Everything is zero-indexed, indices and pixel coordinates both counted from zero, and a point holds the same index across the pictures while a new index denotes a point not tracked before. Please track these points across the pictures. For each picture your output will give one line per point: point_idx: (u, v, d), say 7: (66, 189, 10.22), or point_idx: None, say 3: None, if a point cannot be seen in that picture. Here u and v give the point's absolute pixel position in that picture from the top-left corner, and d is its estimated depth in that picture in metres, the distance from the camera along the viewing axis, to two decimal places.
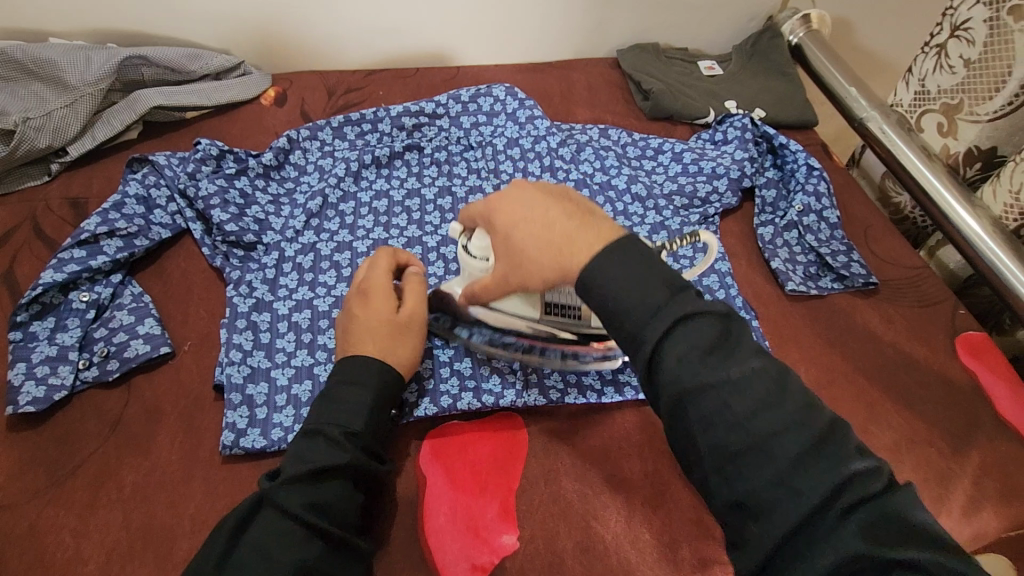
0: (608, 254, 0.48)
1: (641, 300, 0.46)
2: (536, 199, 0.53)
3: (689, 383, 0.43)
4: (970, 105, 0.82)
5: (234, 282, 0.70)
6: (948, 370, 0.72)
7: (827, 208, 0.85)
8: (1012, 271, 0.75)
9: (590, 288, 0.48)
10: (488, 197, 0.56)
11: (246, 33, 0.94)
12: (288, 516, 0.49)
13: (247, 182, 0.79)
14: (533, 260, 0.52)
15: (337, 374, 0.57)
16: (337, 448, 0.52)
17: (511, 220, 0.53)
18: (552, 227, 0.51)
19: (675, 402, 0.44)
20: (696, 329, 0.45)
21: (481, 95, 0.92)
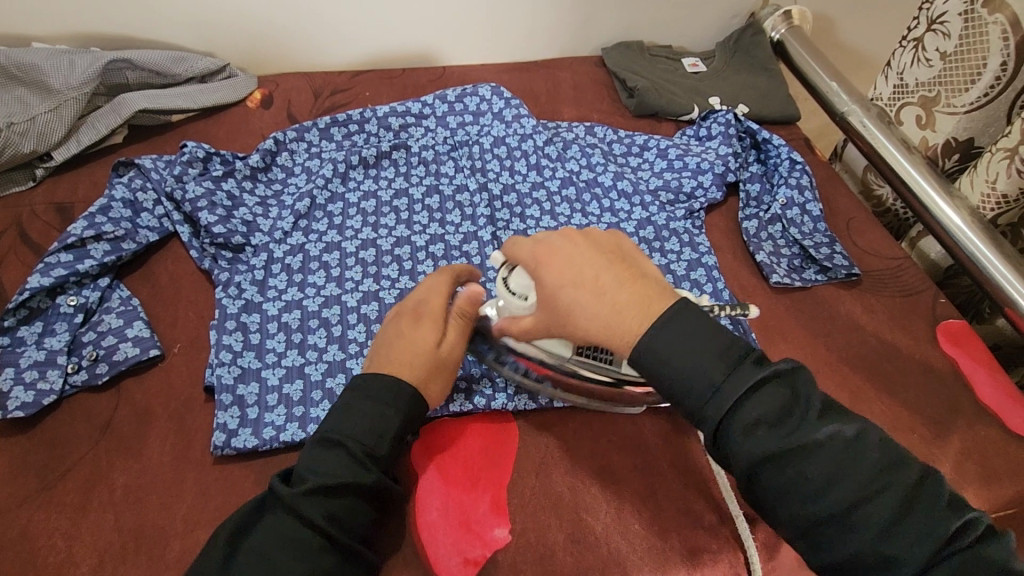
0: (662, 329, 0.48)
1: (700, 377, 0.47)
2: (584, 254, 0.54)
3: (760, 454, 0.45)
4: (948, 97, 0.83)
5: (223, 284, 0.70)
6: (929, 358, 0.73)
7: (810, 201, 0.86)
8: (990, 259, 0.77)
9: (648, 366, 0.49)
10: (536, 246, 0.56)
11: (231, 36, 0.94)
12: (305, 526, 0.49)
13: (234, 184, 0.79)
14: (581, 324, 0.52)
15: (361, 390, 0.56)
16: (361, 466, 0.52)
17: (561, 280, 0.53)
18: (603, 295, 0.51)
19: (746, 473, 0.46)
20: (759, 401, 0.46)
21: (467, 95, 0.93)
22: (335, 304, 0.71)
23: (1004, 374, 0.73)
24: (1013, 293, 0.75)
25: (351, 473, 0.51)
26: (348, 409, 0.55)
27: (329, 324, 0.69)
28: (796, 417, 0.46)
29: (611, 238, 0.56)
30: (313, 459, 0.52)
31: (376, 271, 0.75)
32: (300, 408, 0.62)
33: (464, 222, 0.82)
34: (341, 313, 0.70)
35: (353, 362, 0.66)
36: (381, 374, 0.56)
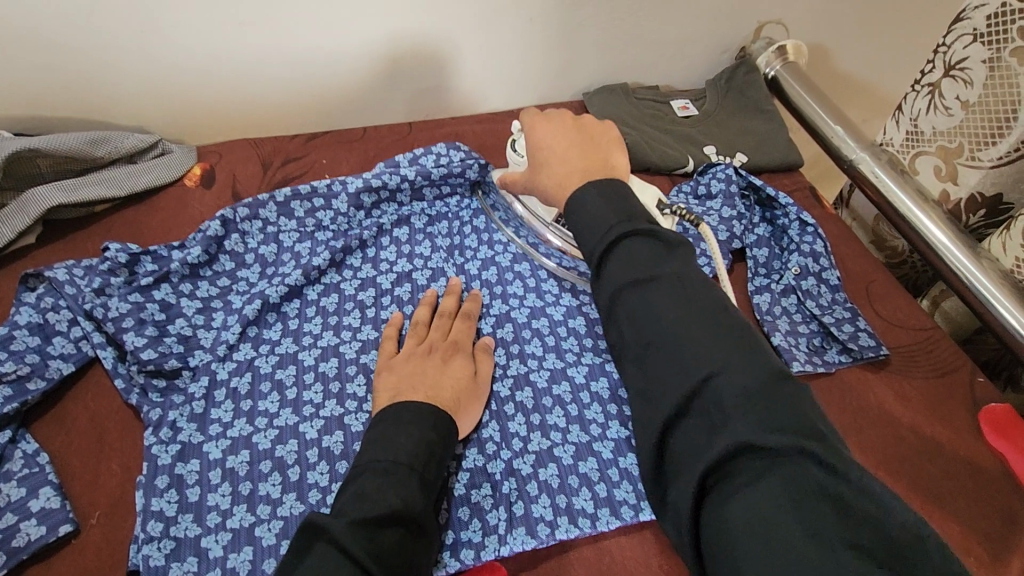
0: (596, 179, 0.55)
1: (597, 219, 0.51)
2: (565, 131, 0.63)
3: (623, 282, 0.47)
4: (971, 150, 0.75)
5: (154, 425, 0.59)
6: (974, 456, 0.66)
7: (826, 268, 0.78)
8: (992, 291, 0.72)
9: (571, 207, 0.54)
10: (532, 118, 0.66)
11: (167, 105, 0.84)
12: (347, 556, 0.41)
13: (169, 289, 0.68)
14: (543, 181, 0.62)
15: (402, 418, 0.54)
16: (412, 491, 0.48)
17: (539, 145, 0.63)
18: (566, 158, 0.60)
19: (610, 301, 0.48)
20: (637, 243, 0.48)
21: (452, 175, 0.79)
22: (291, 438, 0.60)
23: None
24: None
25: (403, 499, 0.47)
26: (394, 437, 0.51)
27: (285, 466, 0.58)
28: (664, 261, 0.47)
29: (600, 126, 0.64)
30: (361, 489, 0.47)
31: (340, 389, 0.64)
32: None
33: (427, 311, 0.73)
34: (298, 450, 0.59)
35: None
36: (421, 404, 0.55)
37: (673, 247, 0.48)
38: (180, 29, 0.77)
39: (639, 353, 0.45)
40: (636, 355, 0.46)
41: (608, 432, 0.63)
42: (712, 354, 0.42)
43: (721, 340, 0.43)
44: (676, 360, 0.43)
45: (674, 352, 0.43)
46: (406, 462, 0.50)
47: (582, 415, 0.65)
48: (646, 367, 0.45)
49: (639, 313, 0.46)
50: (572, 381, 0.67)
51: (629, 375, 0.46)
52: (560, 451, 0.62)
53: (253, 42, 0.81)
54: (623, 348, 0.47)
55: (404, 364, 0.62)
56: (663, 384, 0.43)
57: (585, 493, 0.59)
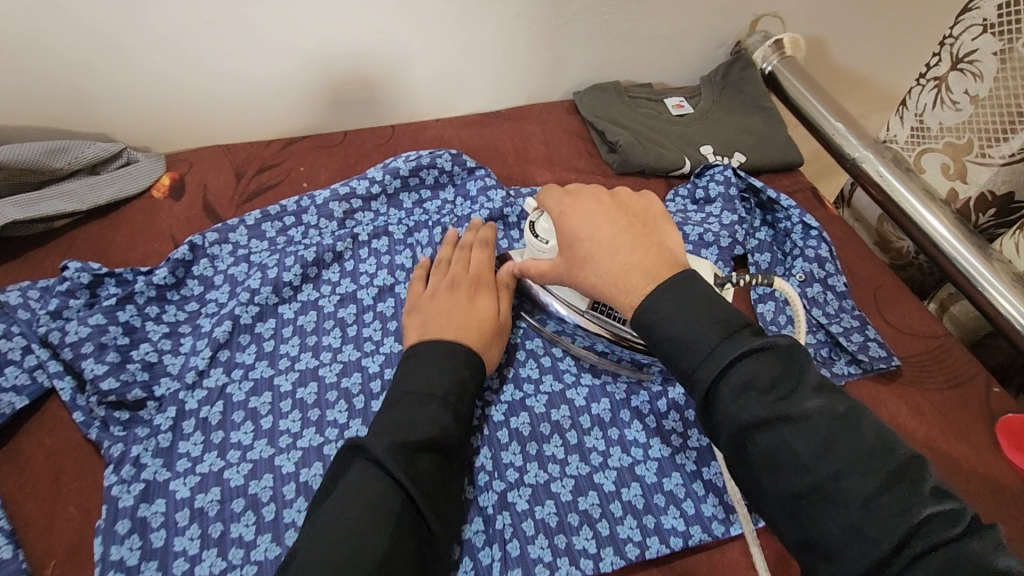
0: (664, 285, 0.48)
1: (695, 338, 0.46)
2: (604, 215, 0.55)
3: (749, 420, 0.42)
4: (981, 146, 0.71)
5: (115, 462, 0.54)
6: (994, 473, 0.62)
7: (831, 274, 0.75)
8: (1002, 292, 0.68)
9: (645, 321, 0.48)
10: (563, 201, 0.58)
11: (133, 112, 0.79)
12: (388, 480, 0.44)
13: (134, 311, 0.63)
14: (590, 279, 0.54)
15: (433, 354, 0.55)
16: (447, 419, 0.51)
17: (577, 235, 0.56)
18: (615, 255, 0.52)
19: (736, 440, 0.43)
20: (751, 367, 0.43)
21: (423, 167, 0.77)
22: (265, 473, 0.55)
23: None
24: None
25: (437, 425, 0.50)
26: (429, 373, 0.54)
27: (259, 504, 0.54)
28: (791, 387, 0.42)
29: (639, 200, 0.57)
30: (397, 416, 0.49)
31: (319, 417, 0.60)
32: None
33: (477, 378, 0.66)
34: (273, 486, 0.55)
35: None
36: (455, 343, 0.57)
37: (790, 360, 0.43)
38: (146, 29, 0.72)
39: (791, 507, 0.41)
40: (788, 510, 0.41)
41: (609, 461, 0.60)
42: (880, 502, 0.38)
43: (895, 489, 0.38)
44: (845, 518, 0.39)
45: (838, 510, 0.39)
46: (440, 394, 0.52)
47: (582, 442, 0.61)
48: (807, 522, 0.40)
49: (782, 462, 0.41)
50: (572, 405, 0.63)
51: (784, 529, 0.42)
52: (558, 486, 0.58)
53: (223, 42, 0.76)
54: (769, 499, 0.42)
55: (429, 300, 0.63)
56: (835, 544, 0.39)
57: (587, 530, 0.55)
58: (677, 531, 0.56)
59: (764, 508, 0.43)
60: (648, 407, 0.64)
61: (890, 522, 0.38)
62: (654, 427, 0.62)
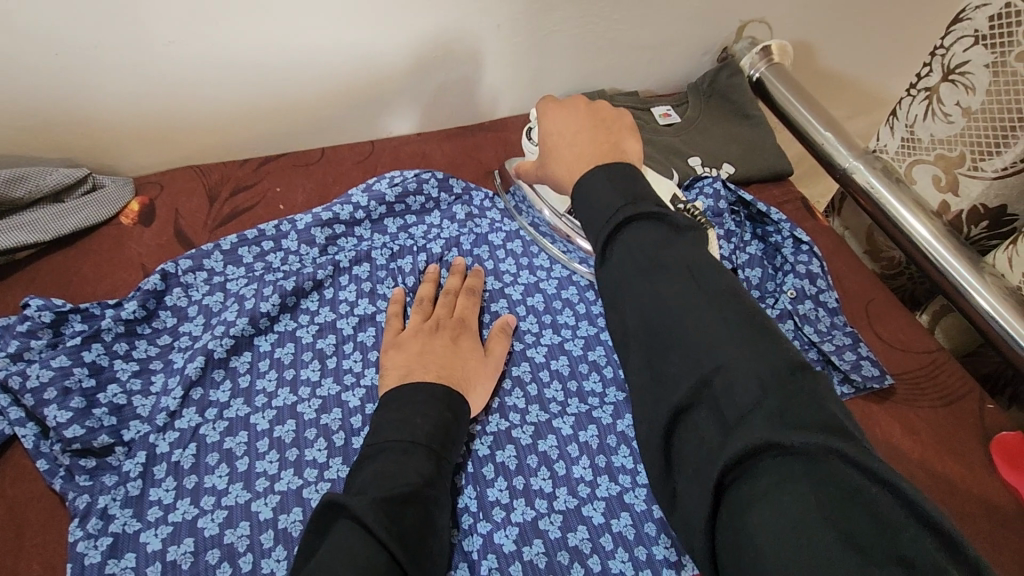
0: (600, 164, 0.50)
1: (601, 203, 0.47)
2: (579, 114, 0.59)
3: (628, 265, 0.43)
4: (974, 159, 0.70)
5: (81, 515, 0.51)
6: (989, 493, 0.61)
7: (823, 290, 0.73)
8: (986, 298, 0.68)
9: (575, 193, 0.50)
10: (546, 104, 0.62)
11: (101, 136, 0.76)
12: (372, 538, 0.42)
13: (101, 350, 0.60)
14: (552, 163, 0.58)
15: (415, 398, 0.54)
16: (429, 470, 0.50)
17: (550, 130, 0.59)
18: (576, 141, 0.56)
19: (613, 286, 0.44)
20: (644, 226, 0.45)
21: (410, 193, 0.74)
22: (241, 520, 0.53)
23: None
24: None
25: (419, 478, 0.48)
26: (413, 417, 0.52)
27: (235, 554, 0.51)
28: (677, 247, 0.44)
29: (615, 112, 0.59)
30: (380, 469, 0.48)
31: (297, 456, 0.57)
32: None
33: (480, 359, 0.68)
34: (250, 534, 0.53)
35: None
36: (436, 386, 0.55)
37: (681, 232, 0.45)
38: (105, 50, 0.68)
39: (644, 344, 0.41)
40: (640, 346, 0.42)
41: (597, 492, 0.58)
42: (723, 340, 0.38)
43: (739, 327, 0.39)
44: (688, 350, 0.39)
45: (683, 341, 0.39)
46: (424, 441, 0.51)
47: (570, 474, 0.59)
48: (654, 356, 0.40)
49: (648, 303, 0.42)
50: (559, 434, 0.61)
51: (632, 366, 0.42)
52: (546, 523, 0.56)
53: (191, 62, 0.73)
54: (626, 336, 0.43)
55: (411, 340, 0.61)
56: (674, 373, 0.39)
57: (577, 568, 0.54)
58: (668, 563, 0.55)
59: (621, 349, 0.44)
60: (635, 430, 0.62)
61: (728, 353, 0.37)
62: None
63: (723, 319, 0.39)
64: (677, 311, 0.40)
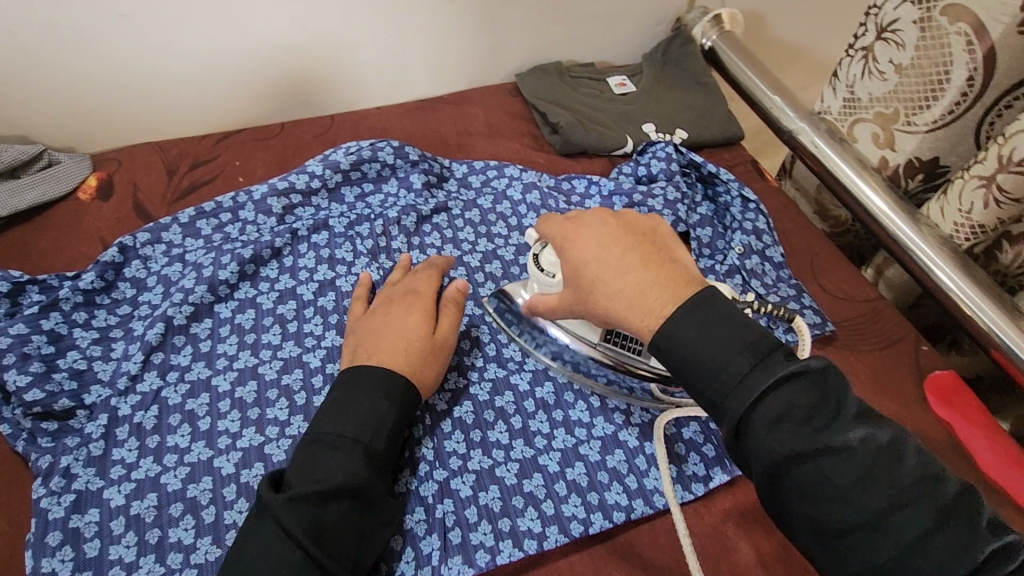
0: (684, 307, 0.45)
1: (721, 366, 0.42)
2: (610, 234, 0.51)
3: (785, 452, 0.40)
4: (907, 114, 0.73)
5: (43, 474, 0.53)
6: (924, 427, 0.64)
7: (768, 245, 0.76)
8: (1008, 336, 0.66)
9: (667, 346, 0.45)
10: (563, 225, 0.54)
11: (56, 114, 0.76)
12: (289, 538, 0.45)
13: (60, 318, 0.60)
14: (602, 300, 0.50)
15: (356, 385, 0.54)
16: (357, 462, 0.50)
17: (580, 255, 0.51)
18: (627, 275, 0.48)
19: (769, 471, 0.40)
20: (790, 399, 0.40)
21: (364, 161, 0.76)
22: (204, 475, 0.54)
23: (1002, 433, 0.64)
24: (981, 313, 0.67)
25: (346, 473, 0.49)
26: (345, 409, 0.52)
27: (198, 507, 0.53)
28: (828, 415, 0.40)
29: (649, 223, 0.53)
30: (305, 464, 0.49)
31: (259, 415, 0.59)
32: None
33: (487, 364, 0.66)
34: (212, 488, 0.54)
35: None
36: (377, 368, 0.55)
37: (825, 387, 0.41)
38: (54, 28, 0.69)
39: (827, 539, 0.40)
40: (820, 539, 0.40)
41: (553, 443, 0.60)
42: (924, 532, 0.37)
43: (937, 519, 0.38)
44: (884, 554, 0.38)
45: (874, 540, 0.38)
46: (352, 434, 0.51)
47: (527, 426, 0.61)
48: (845, 557, 0.39)
49: (821, 495, 0.39)
50: (516, 389, 0.64)
51: (819, 559, 0.41)
52: (502, 471, 0.58)
53: (144, 36, 0.73)
54: (801, 529, 0.41)
55: (367, 323, 0.61)
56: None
57: (530, 511, 0.56)
58: (619, 506, 0.57)
59: (794, 536, 0.42)
60: (591, 386, 0.64)
61: (921, 546, 0.37)
62: (598, 406, 0.63)
63: (905, 503, 0.38)
64: (860, 507, 0.38)
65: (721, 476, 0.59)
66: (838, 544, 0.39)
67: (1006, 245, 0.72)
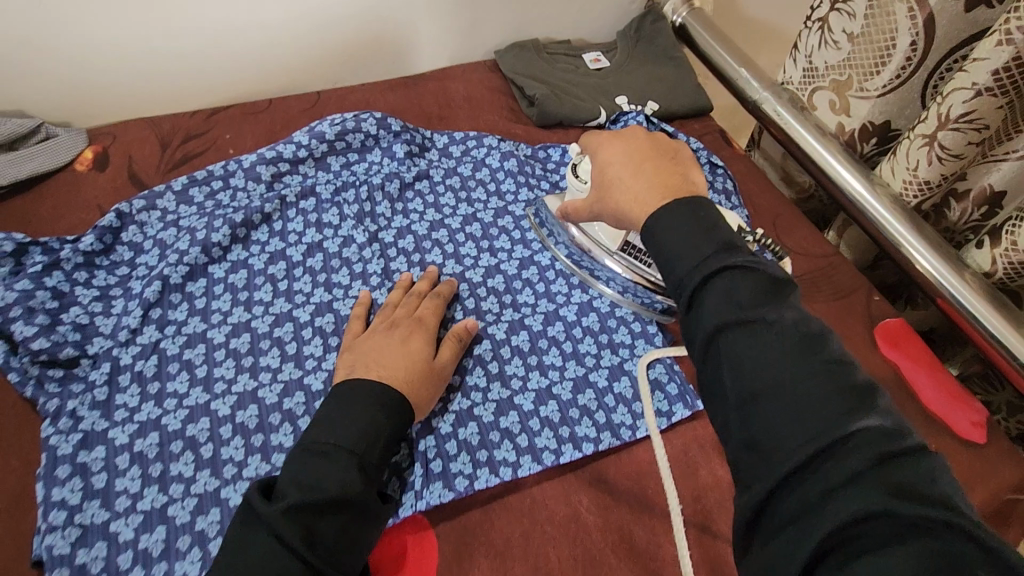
0: (677, 201, 0.48)
1: (692, 243, 0.45)
2: (635, 143, 0.57)
3: (728, 319, 0.41)
4: (860, 81, 0.77)
5: (52, 415, 0.56)
6: (872, 367, 0.70)
7: (736, 206, 0.81)
8: (959, 290, 0.71)
9: (653, 225, 0.48)
10: (602, 134, 0.61)
11: (51, 91, 0.80)
12: (283, 546, 0.44)
13: (63, 276, 0.64)
14: (615, 196, 0.56)
15: (349, 396, 0.54)
16: (353, 475, 0.49)
17: (609, 158, 0.58)
18: (643, 172, 0.54)
19: (708, 338, 0.41)
20: (744, 278, 0.42)
21: (349, 131, 0.80)
22: (202, 417, 0.59)
23: (945, 373, 0.70)
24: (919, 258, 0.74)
25: (343, 484, 0.48)
26: (339, 420, 0.52)
27: (197, 444, 0.57)
28: (777, 301, 0.42)
29: (674, 143, 0.58)
30: (298, 472, 0.49)
31: (252, 363, 0.63)
32: (162, 565, 0.51)
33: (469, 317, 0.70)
34: (210, 427, 0.58)
35: (230, 489, 0.55)
36: (375, 386, 0.55)
37: (779, 283, 0.43)
38: (47, 9, 0.73)
39: (743, 405, 0.39)
40: (739, 408, 0.39)
41: (528, 384, 0.65)
42: (837, 404, 0.36)
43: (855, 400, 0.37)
44: (789, 411, 0.37)
45: (791, 407, 0.37)
46: (348, 446, 0.51)
47: (503, 370, 0.65)
48: (757, 417, 0.38)
49: (746, 359, 0.40)
50: (494, 338, 0.68)
51: (734, 427, 0.40)
52: (480, 410, 0.62)
53: (135, 14, 0.77)
54: (724, 399, 0.40)
55: (365, 340, 0.61)
56: (782, 437, 0.37)
57: (506, 444, 0.60)
58: (588, 438, 0.61)
59: (720, 418, 0.41)
60: (565, 335, 0.69)
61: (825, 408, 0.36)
62: (570, 352, 0.68)
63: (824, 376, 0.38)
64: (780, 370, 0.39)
65: (682, 410, 0.64)
66: (755, 413, 0.38)
67: (953, 202, 0.77)
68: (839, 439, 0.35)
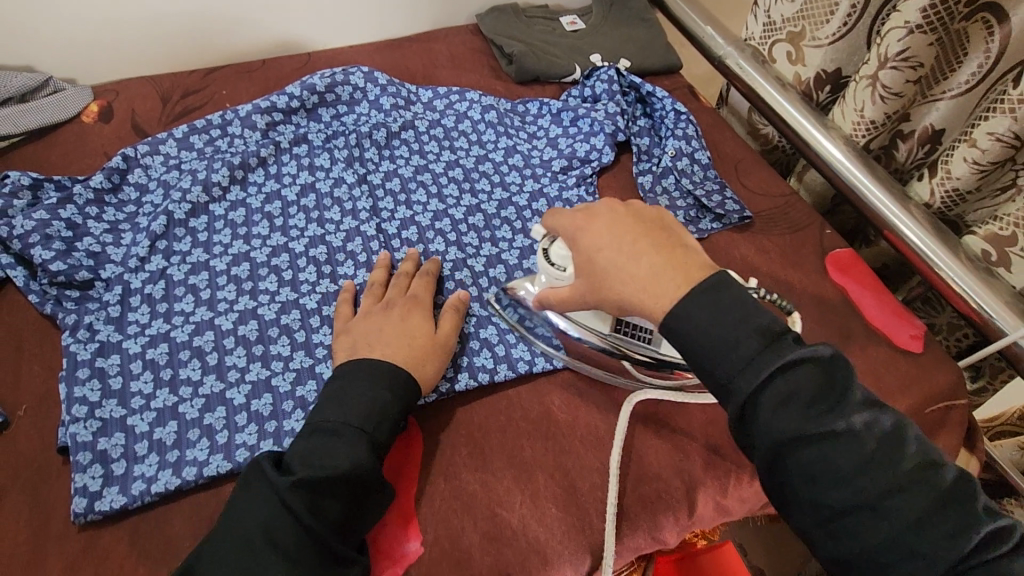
0: (699, 294, 0.48)
1: (733, 346, 0.46)
2: (619, 224, 0.55)
3: (790, 431, 0.44)
4: (812, 31, 0.84)
5: (70, 328, 0.62)
6: (821, 289, 0.76)
7: (697, 150, 0.86)
8: (900, 218, 0.76)
9: (680, 327, 0.48)
10: (574, 216, 0.58)
11: (55, 49, 0.85)
12: (290, 516, 0.49)
13: (75, 210, 0.70)
14: (615, 286, 0.53)
15: (358, 374, 0.57)
16: (360, 451, 0.53)
17: (594, 246, 0.55)
18: (641, 260, 0.52)
19: (773, 450, 0.45)
20: (795, 380, 0.45)
21: (338, 84, 0.86)
22: (207, 330, 0.64)
23: (889, 294, 0.77)
24: (867, 194, 0.79)
25: (352, 461, 0.52)
26: (348, 397, 0.56)
27: (203, 353, 0.63)
28: (833, 403, 0.45)
29: (655, 211, 0.57)
30: (311, 450, 0.53)
31: (252, 287, 0.69)
32: (175, 452, 0.57)
33: (450, 248, 0.75)
34: (214, 339, 0.64)
35: (234, 391, 0.61)
36: (380, 363, 0.58)
37: (830, 374, 0.46)
38: None
39: (829, 522, 0.45)
40: (823, 523, 0.45)
41: (504, 306, 0.71)
42: (925, 518, 0.43)
43: (939, 514, 0.43)
44: (889, 536, 0.43)
45: (882, 527, 0.43)
46: (356, 424, 0.54)
47: (482, 294, 0.71)
48: (857, 536, 0.44)
49: (822, 476, 0.44)
50: (473, 268, 0.73)
51: (827, 542, 0.45)
52: (461, 324, 0.68)
53: None
54: (805, 510, 0.45)
55: (363, 322, 0.63)
56: (885, 559, 0.43)
57: (484, 353, 0.66)
58: (559, 351, 0.67)
59: (796, 516, 0.47)
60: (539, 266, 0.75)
61: (920, 537, 0.43)
62: None
63: (910, 493, 0.44)
64: (858, 488, 0.44)
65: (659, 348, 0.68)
66: (845, 524, 0.44)
67: (899, 142, 0.83)
68: (935, 562, 0.42)
